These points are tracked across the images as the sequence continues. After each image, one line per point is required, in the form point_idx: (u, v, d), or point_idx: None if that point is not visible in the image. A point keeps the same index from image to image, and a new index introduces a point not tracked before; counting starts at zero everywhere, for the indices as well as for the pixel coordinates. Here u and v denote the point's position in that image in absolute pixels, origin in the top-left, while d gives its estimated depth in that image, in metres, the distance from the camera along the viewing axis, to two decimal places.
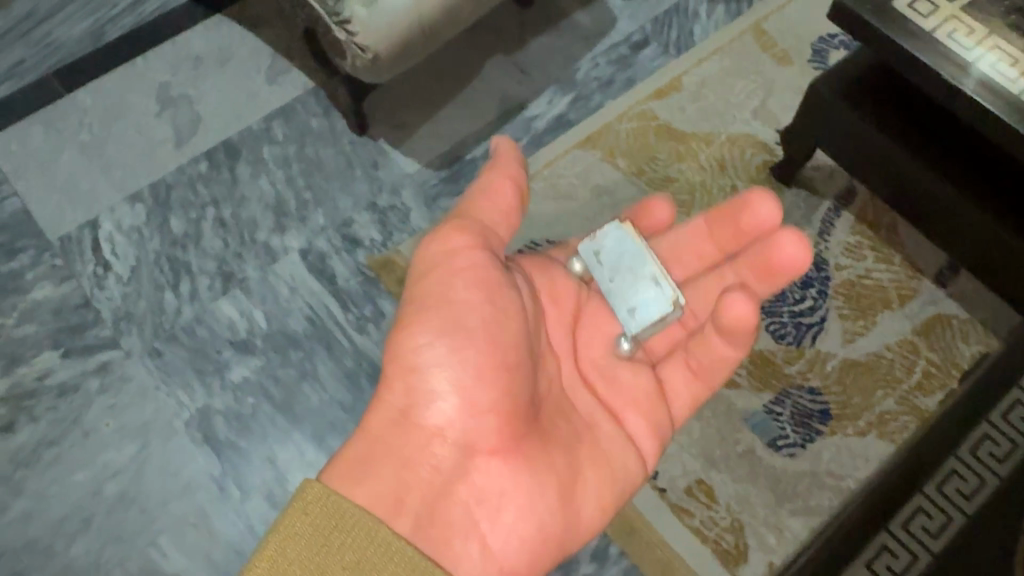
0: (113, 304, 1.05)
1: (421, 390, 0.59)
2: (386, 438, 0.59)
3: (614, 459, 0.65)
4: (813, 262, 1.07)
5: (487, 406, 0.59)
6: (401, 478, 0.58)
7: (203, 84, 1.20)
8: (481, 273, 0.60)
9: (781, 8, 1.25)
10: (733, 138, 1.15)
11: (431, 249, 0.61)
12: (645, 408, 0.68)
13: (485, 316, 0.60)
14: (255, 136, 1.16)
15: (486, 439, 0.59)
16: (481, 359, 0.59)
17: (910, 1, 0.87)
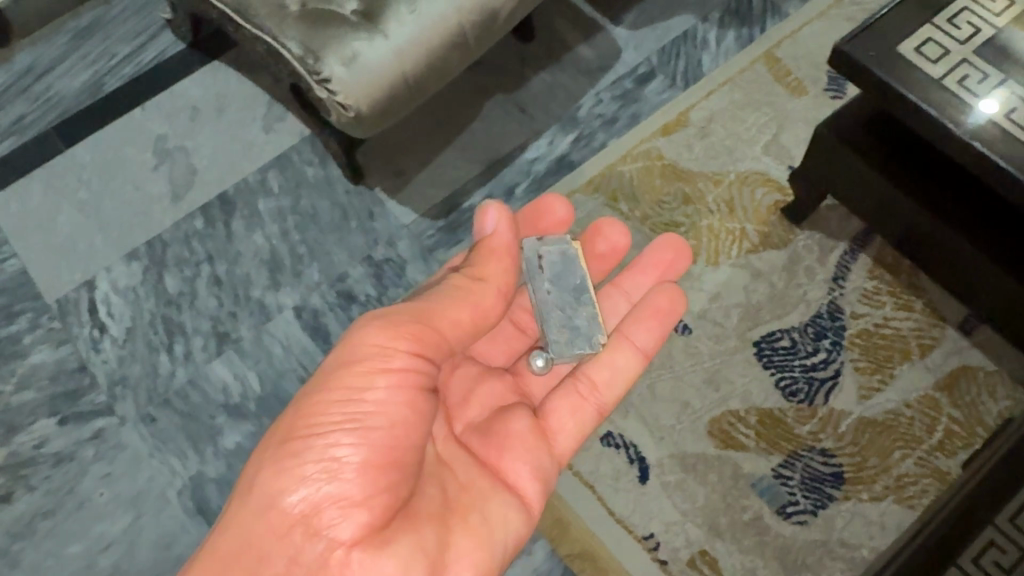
0: (108, 368, 1.04)
1: (292, 477, 0.58)
2: (246, 531, 0.59)
3: (493, 520, 0.64)
4: (827, 310, 1.01)
5: (358, 499, 0.58)
6: (256, 571, 0.58)
7: (199, 135, 1.18)
8: (402, 375, 0.61)
9: (793, 34, 1.19)
10: (743, 176, 1.09)
11: (361, 340, 0.61)
12: (522, 452, 0.68)
13: (392, 417, 0.60)
14: (250, 189, 1.14)
15: (349, 530, 0.58)
16: (366, 455, 0.59)
17: (919, 45, 0.80)
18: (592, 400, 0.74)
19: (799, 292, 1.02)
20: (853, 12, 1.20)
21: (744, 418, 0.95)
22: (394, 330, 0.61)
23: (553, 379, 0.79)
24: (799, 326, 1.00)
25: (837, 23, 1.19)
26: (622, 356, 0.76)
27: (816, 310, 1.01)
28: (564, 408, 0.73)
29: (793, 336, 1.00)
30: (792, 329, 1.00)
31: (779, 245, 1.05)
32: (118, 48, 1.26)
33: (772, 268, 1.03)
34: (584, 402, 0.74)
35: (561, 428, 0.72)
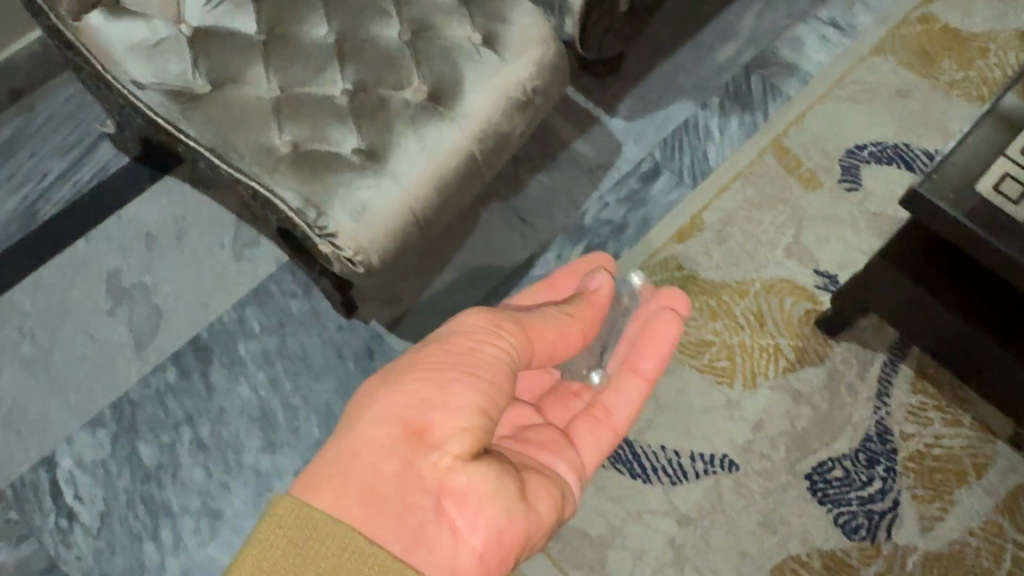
0: (84, 566, 0.90)
1: (411, 404, 0.56)
2: (362, 441, 0.55)
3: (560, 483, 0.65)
4: (875, 432, 0.95)
5: (471, 423, 0.56)
6: (368, 477, 0.54)
7: (159, 268, 1.04)
8: (509, 344, 0.61)
9: (799, 119, 1.13)
10: (768, 284, 1.03)
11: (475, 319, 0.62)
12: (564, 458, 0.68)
13: (498, 376, 0.59)
14: (228, 331, 1.00)
15: (462, 447, 0.55)
16: (483, 397, 0.58)
17: (998, 183, 0.76)
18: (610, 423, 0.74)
19: (845, 414, 0.96)
20: (854, 92, 1.15)
21: (808, 563, 0.89)
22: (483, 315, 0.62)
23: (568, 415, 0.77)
24: (850, 453, 0.94)
25: (841, 106, 1.14)
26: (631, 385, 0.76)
27: (864, 434, 0.95)
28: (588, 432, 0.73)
29: (845, 464, 0.94)
30: (843, 457, 0.94)
31: (816, 361, 0.99)
32: (50, 166, 1.09)
33: (814, 388, 0.97)
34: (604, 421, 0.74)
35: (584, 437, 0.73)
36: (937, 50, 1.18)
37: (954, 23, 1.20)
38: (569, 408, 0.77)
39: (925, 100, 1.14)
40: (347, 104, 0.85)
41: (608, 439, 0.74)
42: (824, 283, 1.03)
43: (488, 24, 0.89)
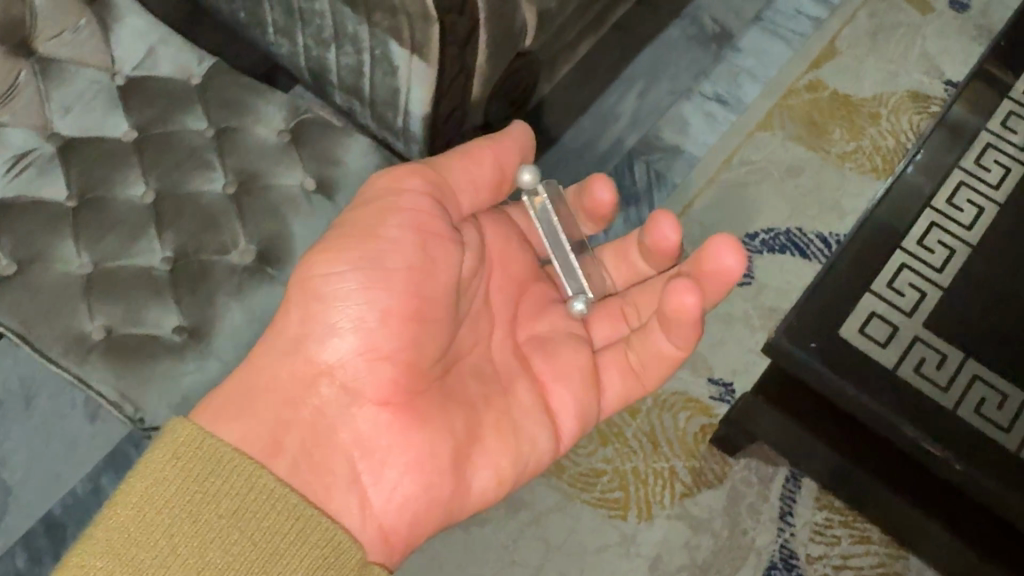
0: None
1: (320, 325, 0.58)
2: (275, 369, 0.59)
3: (521, 427, 0.65)
4: (780, 558, 0.90)
5: (387, 355, 0.58)
6: (283, 415, 0.58)
7: (5, 438, 0.96)
8: (419, 219, 0.59)
9: (687, 209, 1.07)
10: (661, 399, 0.96)
11: (378, 184, 0.60)
12: (567, 389, 0.68)
13: (418, 285, 0.59)
14: (82, 505, 0.93)
15: (382, 389, 0.58)
16: (394, 304, 0.58)
17: (864, 325, 0.68)
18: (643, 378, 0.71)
19: (747, 540, 0.90)
20: (744, 174, 1.09)
21: None
22: (423, 178, 0.61)
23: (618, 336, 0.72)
24: None
25: (730, 192, 1.08)
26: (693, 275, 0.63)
27: (769, 561, 0.90)
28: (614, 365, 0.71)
29: None
30: None
31: (715, 482, 0.92)
32: None
33: (713, 513, 0.91)
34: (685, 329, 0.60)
35: (609, 377, 0.71)
36: (825, 119, 1.12)
37: (843, 89, 1.15)
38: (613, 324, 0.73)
39: (818, 176, 1.09)
40: (168, 274, 0.78)
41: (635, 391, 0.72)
42: (719, 393, 0.97)
43: (320, 170, 0.82)
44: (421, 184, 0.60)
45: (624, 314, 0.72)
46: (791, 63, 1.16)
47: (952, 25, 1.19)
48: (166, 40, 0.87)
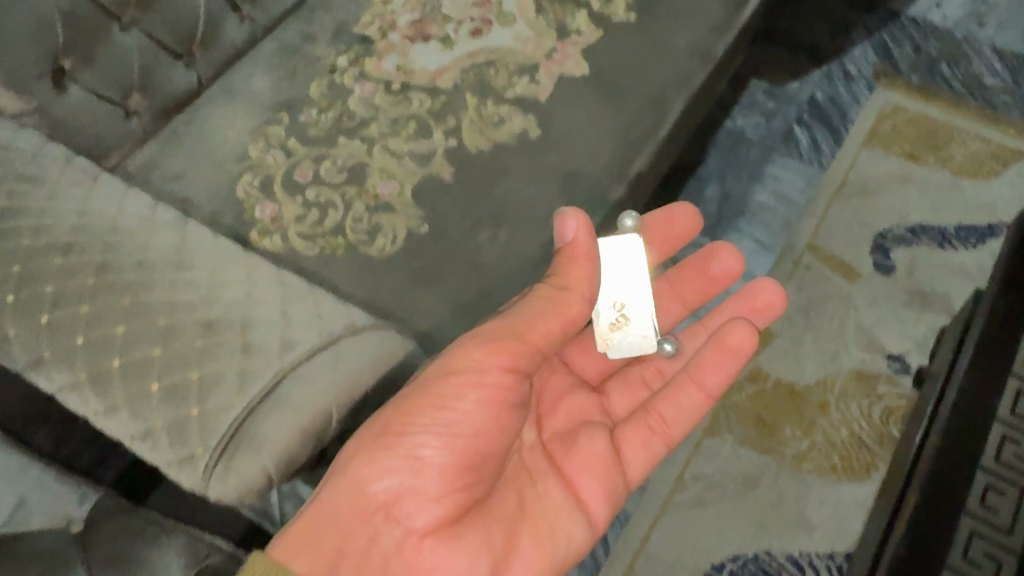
0: None
1: (376, 465, 0.59)
2: (343, 511, 0.60)
3: (554, 529, 0.66)
4: None
5: (437, 494, 0.59)
6: (339, 544, 0.59)
7: None
8: (493, 395, 0.61)
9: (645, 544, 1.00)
10: None
11: (471, 352, 0.61)
12: (594, 479, 0.69)
13: (474, 430, 0.61)
14: None
15: (428, 518, 0.59)
16: (448, 458, 0.60)
17: (965, 549, 0.87)
18: (663, 436, 0.76)
19: None
20: (698, 492, 1.02)
21: None
22: (509, 355, 0.61)
23: (635, 405, 0.80)
24: None
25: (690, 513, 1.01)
26: (722, 311, 0.83)
27: None
28: (634, 444, 0.75)
29: None
30: None
31: None
32: None
33: None
34: (731, 350, 0.74)
35: (634, 450, 0.75)
36: (775, 415, 1.07)
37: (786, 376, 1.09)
38: (636, 397, 0.81)
39: (776, 485, 1.02)
40: None
41: (659, 450, 0.76)
42: None
43: None
44: (504, 361, 0.61)
45: (646, 380, 0.81)
46: None
47: (881, 291, 1.16)
48: (40, 483, 0.73)
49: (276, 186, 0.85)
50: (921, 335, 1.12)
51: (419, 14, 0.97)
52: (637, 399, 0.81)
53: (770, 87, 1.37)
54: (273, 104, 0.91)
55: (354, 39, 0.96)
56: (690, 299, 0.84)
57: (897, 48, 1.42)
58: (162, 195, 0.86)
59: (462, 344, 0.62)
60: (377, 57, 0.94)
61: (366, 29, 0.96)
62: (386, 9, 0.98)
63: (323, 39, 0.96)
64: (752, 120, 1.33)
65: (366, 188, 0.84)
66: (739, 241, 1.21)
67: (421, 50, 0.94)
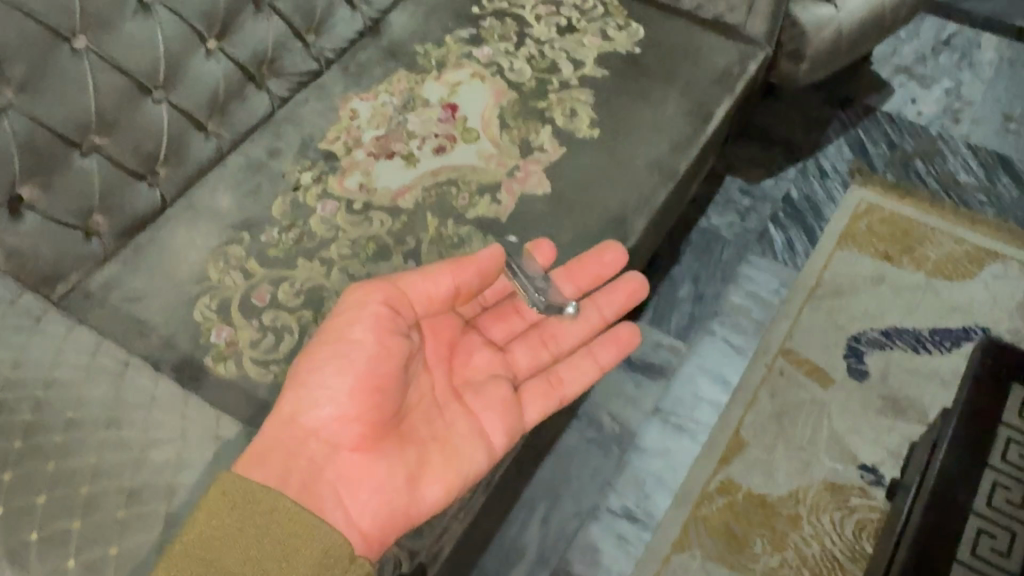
0: None
1: (305, 401, 0.67)
2: (280, 437, 0.66)
3: (461, 451, 0.73)
4: None
5: (354, 415, 0.66)
6: (287, 459, 0.65)
7: None
8: (382, 321, 0.69)
9: None
10: None
11: (352, 297, 0.70)
12: (496, 415, 0.76)
13: (374, 351, 0.68)
14: None
15: (348, 437, 0.66)
16: (356, 380, 0.67)
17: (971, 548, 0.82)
18: (556, 394, 0.82)
19: None
20: None
21: None
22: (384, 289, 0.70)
23: (535, 362, 0.84)
24: None
25: None
26: (611, 294, 0.87)
27: None
28: (533, 393, 0.81)
29: None
30: None
31: None
32: None
33: None
34: (619, 340, 0.85)
35: (533, 400, 0.81)
36: (746, 529, 1.05)
37: (757, 488, 1.08)
38: (535, 356, 0.84)
39: None
40: None
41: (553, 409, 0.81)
42: None
43: None
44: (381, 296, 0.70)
45: (545, 342, 0.84)
46: (699, 461, 1.10)
47: (856, 398, 1.15)
48: None
49: (233, 310, 0.85)
50: (895, 445, 1.11)
51: (384, 130, 0.98)
52: (536, 358, 0.84)
53: (745, 185, 1.37)
54: (235, 223, 0.91)
55: (319, 155, 0.97)
56: (584, 284, 0.85)
57: (872, 145, 1.43)
58: (118, 318, 0.85)
59: (354, 290, 0.71)
60: (341, 174, 0.94)
61: (331, 145, 0.98)
62: (352, 125, 0.99)
63: (288, 155, 0.97)
64: (726, 218, 1.34)
65: (322, 312, 0.84)
66: (712, 343, 1.20)
67: (384, 168, 0.94)
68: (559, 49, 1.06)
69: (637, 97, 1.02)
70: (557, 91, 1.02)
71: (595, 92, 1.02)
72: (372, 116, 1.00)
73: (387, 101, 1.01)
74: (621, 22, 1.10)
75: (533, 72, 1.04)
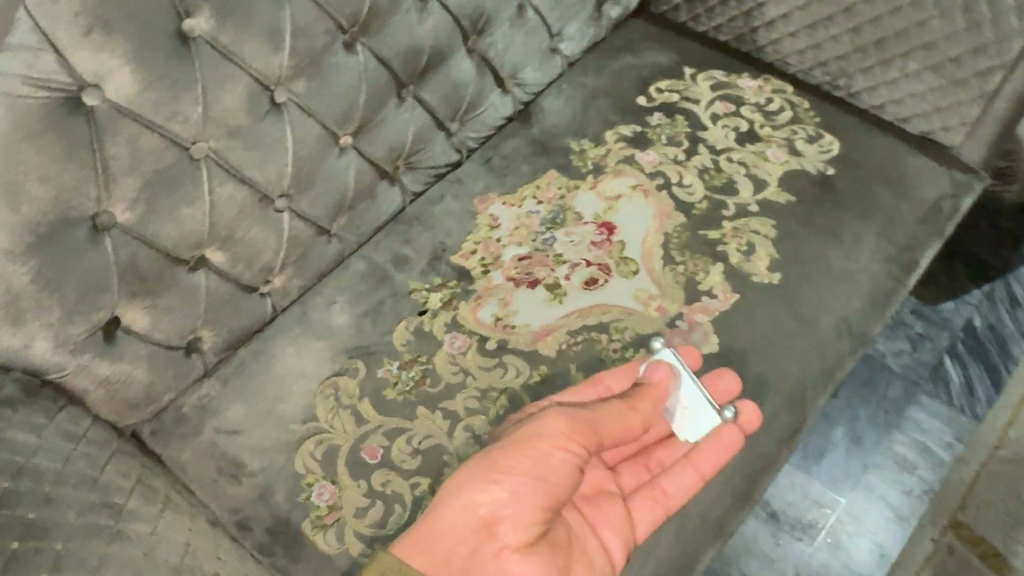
0: None
1: (485, 492, 0.63)
2: (453, 527, 0.63)
3: (597, 559, 0.66)
4: None
5: (527, 521, 0.62)
6: (448, 550, 0.62)
7: None
8: (576, 449, 0.64)
9: None
10: None
11: (555, 422, 0.64)
12: (617, 532, 0.69)
13: (559, 476, 0.63)
14: None
15: (514, 536, 0.62)
16: (536, 492, 0.63)
17: None
18: (661, 502, 0.71)
19: None
20: None
21: None
22: (579, 417, 0.65)
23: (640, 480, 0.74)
24: None
25: None
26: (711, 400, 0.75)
27: None
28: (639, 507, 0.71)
29: None
30: None
31: None
32: None
33: None
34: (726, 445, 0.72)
35: (641, 514, 0.70)
36: None
37: None
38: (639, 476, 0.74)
39: None
40: None
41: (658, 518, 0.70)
42: None
43: None
44: (574, 427, 0.64)
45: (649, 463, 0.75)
46: None
47: None
48: None
49: (339, 464, 0.73)
50: None
51: (528, 248, 0.85)
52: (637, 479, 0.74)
53: (919, 305, 1.20)
54: (350, 348, 0.80)
55: (451, 272, 0.85)
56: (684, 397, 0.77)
57: None
58: (211, 454, 0.75)
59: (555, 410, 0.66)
60: (474, 301, 0.82)
61: (465, 260, 0.85)
62: (490, 237, 0.87)
63: (416, 268, 0.85)
64: (895, 346, 1.16)
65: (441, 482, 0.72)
66: (868, 500, 1.05)
67: (525, 301, 0.82)
68: (737, 163, 0.91)
69: (827, 235, 0.86)
70: (733, 219, 0.87)
71: (777, 223, 0.87)
72: (514, 228, 0.87)
73: (534, 210, 0.88)
74: (812, 132, 0.95)
75: (706, 190, 0.89)
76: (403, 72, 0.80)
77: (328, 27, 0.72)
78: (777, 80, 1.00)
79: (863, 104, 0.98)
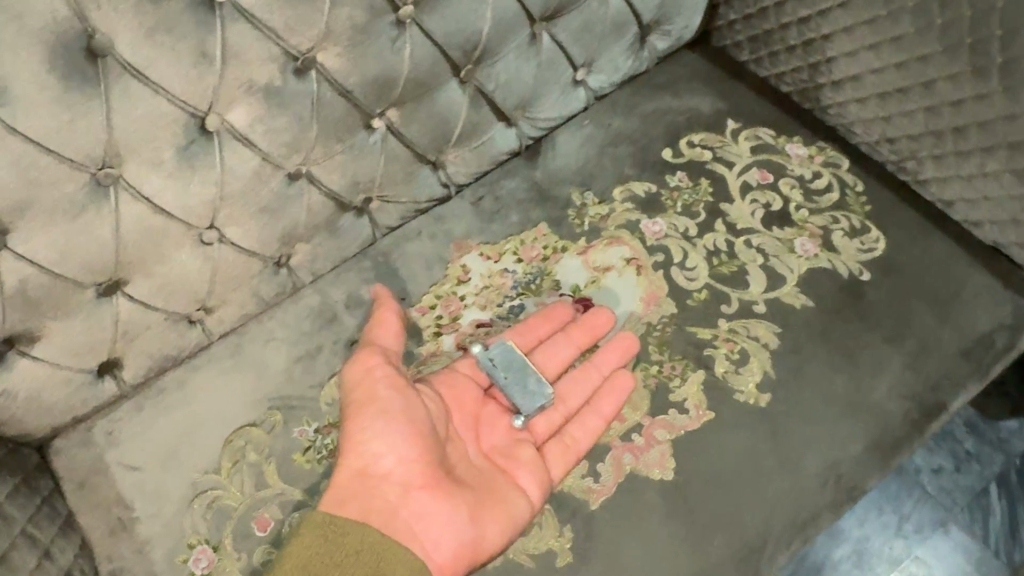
0: None
1: (363, 446, 0.61)
2: (354, 486, 0.60)
3: (507, 497, 0.64)
4: None
5: (413, 457, 0.61)
6: (368, 503, 0.59)
7: None
8: (398, 381, 0.63)
9: None
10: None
11: (356, 368, 0.64)
12: (525, 468, 0.67)
13: (408, 406, 0.63)
14: None
15: (414, 474, 0.61)
16: (406, 427, 0.62)
17: None
18: (568, 445, 0.68)
19: None
20: None
21: None
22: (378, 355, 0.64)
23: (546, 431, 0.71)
24: None
25: None
26: (560, 345, 0.73)
27: None
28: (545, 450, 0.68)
29: None
30: None
31: None
32: None
33: None
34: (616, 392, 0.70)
35: (550, 455, 0.68)
36: None
37: None
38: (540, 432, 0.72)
39: None
40: None
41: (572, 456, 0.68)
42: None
43: None
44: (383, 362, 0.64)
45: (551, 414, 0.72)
46: None
47: None
48: None
49: (226, 529, 0.68)
50: None
51: (490, 314, 0.77)
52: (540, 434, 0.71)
53: (977, 420, 1.03)
54: (275, 397, 0.74)
55: None
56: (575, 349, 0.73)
57: None
58: (105, 487, 0.70)
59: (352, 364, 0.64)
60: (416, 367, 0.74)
61: (420, 316, 0.77)
62: (454, 292, 0.78)
63: None
64: (935, 461, 1.01)
65: None
66: None
67: None
68: (756, 249, 0.79)
69: (840, 356, 0.73)
70: (731, 318, 0.75)
71: (783, 333, 0.74)
72: (483, 287, 0.78)
73: (509, 269, 0.79)
74: (857, 223, 0.81)
75: (709, 278, 0.77)
76: (369, 103, 0.71)
77: (271, 52, 0.63)
78: (833, 150, 0.86)
79: (932, 196, 0.82)
